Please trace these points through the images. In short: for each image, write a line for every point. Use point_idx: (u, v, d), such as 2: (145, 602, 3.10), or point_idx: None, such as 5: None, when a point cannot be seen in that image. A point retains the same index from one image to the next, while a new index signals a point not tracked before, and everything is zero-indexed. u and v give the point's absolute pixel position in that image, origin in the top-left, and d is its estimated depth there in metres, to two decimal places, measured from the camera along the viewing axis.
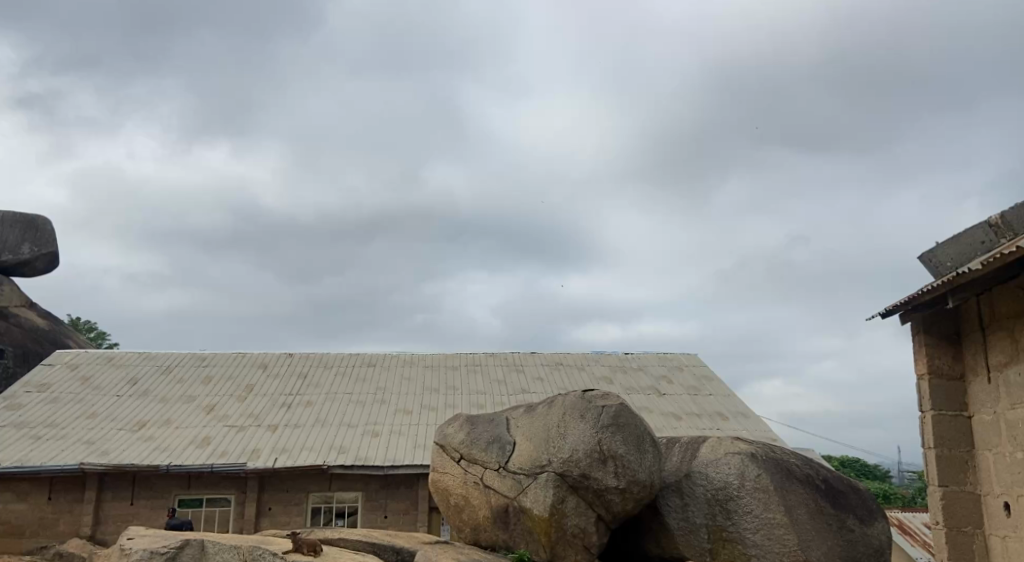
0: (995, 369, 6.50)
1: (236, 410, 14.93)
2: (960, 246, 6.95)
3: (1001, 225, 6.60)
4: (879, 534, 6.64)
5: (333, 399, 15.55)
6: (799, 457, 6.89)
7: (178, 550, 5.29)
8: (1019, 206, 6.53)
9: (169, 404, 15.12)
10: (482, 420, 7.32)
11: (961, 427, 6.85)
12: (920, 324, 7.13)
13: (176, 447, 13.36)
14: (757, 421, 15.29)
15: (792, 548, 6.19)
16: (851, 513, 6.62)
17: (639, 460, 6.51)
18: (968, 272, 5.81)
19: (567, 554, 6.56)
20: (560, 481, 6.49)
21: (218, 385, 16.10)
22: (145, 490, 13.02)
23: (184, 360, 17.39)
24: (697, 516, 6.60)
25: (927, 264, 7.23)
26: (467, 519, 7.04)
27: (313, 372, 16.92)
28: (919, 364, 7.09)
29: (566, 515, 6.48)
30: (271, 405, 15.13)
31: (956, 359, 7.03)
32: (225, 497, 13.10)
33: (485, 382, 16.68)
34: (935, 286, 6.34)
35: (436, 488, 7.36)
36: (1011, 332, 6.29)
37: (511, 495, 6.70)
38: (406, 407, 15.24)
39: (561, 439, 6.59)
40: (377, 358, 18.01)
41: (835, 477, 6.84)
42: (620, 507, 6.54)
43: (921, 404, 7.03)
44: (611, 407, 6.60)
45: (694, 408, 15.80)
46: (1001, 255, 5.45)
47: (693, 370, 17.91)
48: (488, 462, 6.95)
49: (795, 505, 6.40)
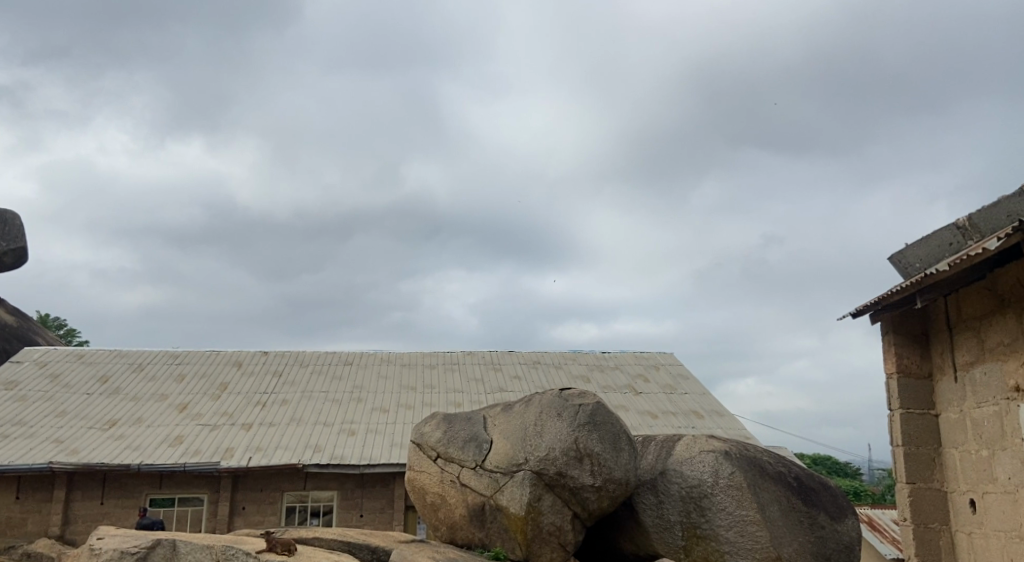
0: (962, 368, 6.63)
1: (209, 408, 14.76)
2: (929, 247, 7.07)
3: (968, 226, 6.73)
4: (849, 531, 6.74)
5: (309, 397, 15.45)
6: (771, 455, 6.98)
7: (149, 550, 5.23)
8: (986, 209, 6.65)
9: (141, 403, 14.92)
10: (458, 419, 7.33)
11: (929, 425, 6.98)
12: (889, 324, 7.26)
13: (148, 446, 13.18)
14: (732, 420, 15.45)
15: (765, 545, 6.26)
16: (822, 510, 6.72)
17: (615, 458, 6.56)
18: (936, 272, 5.91)
19: (542, 552, 6.59)
20: (536, 480, 6.51)
21: (192, 383, 15.91)
22: (116, 489, 12.85)
23: (156, 357, 17.18)
24: (671, 514, 6.65)
25: (896, 265, 7.35)
26: (444, 518, 7.03)
27: (289, 370, 16.80)
28: (888, 363, 7.22)
29: (542, 514, 6.50)
30: (245, 404, 14.99)
31: (925, 358, 7.16)
32: (198, 497, 12.98)
33: (463, 380, 16.67)
34: (904, 287, 6.44)
35: (412, 487, 7.34)
36: (977, 332, 6.43)
37: (487, 494, 6.71)
38: (383, 406, 15.18)
39: (538, 437, 6.61)
40: (354, 356, 17.92)
41: (807, 474, 6.94)
42: (595, 505, 6.59)
43: (890, 402, 7.15)
44: (588, 405, 6.65)
45: (669, 407, 15.93)
46: (967, 257, 5.53)
47: (668, 369, 18.05)
48: (464, 461, 6.96)
49: (767, 503, 6.48)
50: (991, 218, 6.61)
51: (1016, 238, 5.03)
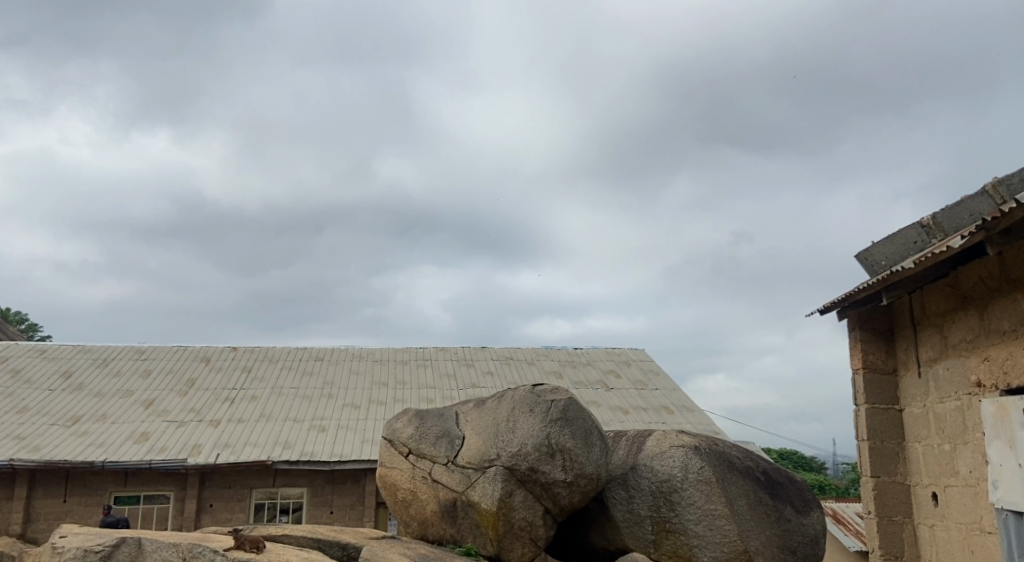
0: (926, 363, 6.76)
1: (176, 405, 14.53)
2: (895, 246, 7.18)
3: (933, 225, 6.85)
4: (815, 524, 6.84)
5: (278, 393, 15.28)
6: (740, 450, 7.06)
7: (114, 548, 5.14)
8: (950, 208, 6.77)
9: (106, 399, 14.65)
10: (431, 415, 7.30)
11: (893, 420, 7.11)
12: (856, 321, 7.38)
13: (113, 443, 12.93)
14: (702, 415, 15.60)
15: (733, 539, 6.32)
16: (788, 503, 6.82)
17: (586, 454, 6.58)
18: (902, 270, 5.99)
19: (514, 547, 6.60)
20: (508, 475, 6.51)
21: (158, 379, 15.65)
22: (80, 486, 12.61)
23: (121, 353, 16.87)
24: (641, 508, 6.69)
25: (864, 263, 7.44)
26: (415, 514, 7.00)
27: (258, 366, 16.61)
28: (854, 359, 7.34)
29: (514, 509, 6.50)
30: (213, 400, 14.78)
31: (890, 354, 7.30)
32: (164, 494, 12.79)
33: (435, 376, 16.62)
34: (870, 284, 6.54)
35: (384, 483, 7.30)
36: (940, 328, 6.57)
37: (459, 490, 6.69)
38: (354, 402, 15.07)
39: (510, 433, 6.60)
40: (325, 351, 17.78)
41: (773, 468, 7.04)
42: (567, 500, 6.61)
43: (856, 398, 7.27)
44: (560, 401, 6.64)
45: (640, 403, 16.02)
46: (932, 255, 5.61)
47: (640, 365, 18.17)
48: (436, 457, 6.93)
49: (736, 497, 6.55)
50: (955, 218, 6.74)
51: (978, 238, 5.12)
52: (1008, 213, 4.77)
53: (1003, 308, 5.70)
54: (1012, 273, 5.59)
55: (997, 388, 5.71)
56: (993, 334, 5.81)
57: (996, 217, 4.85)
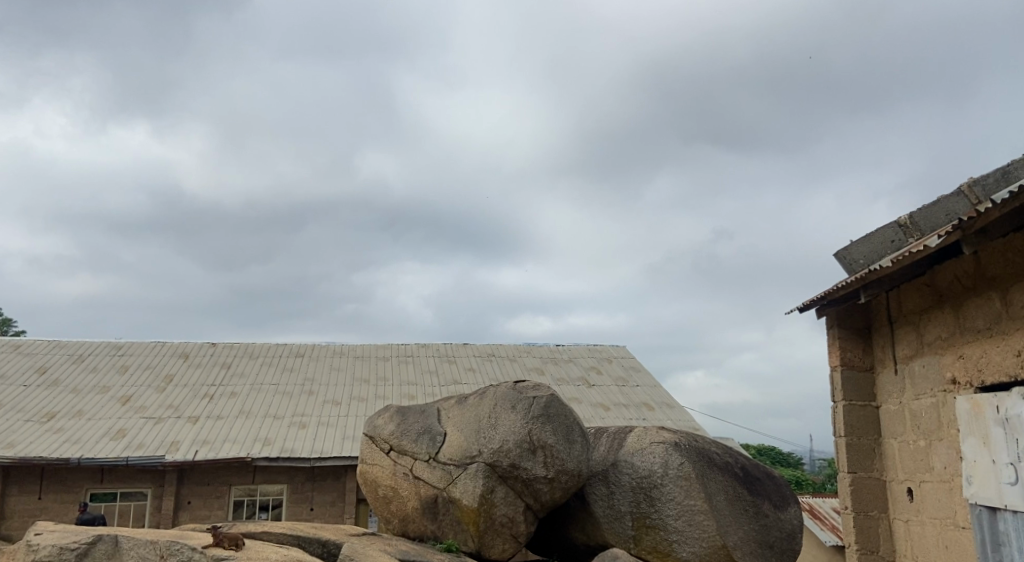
0: (902, 360, 6.85)
1: (154, 401, 14.38)
2: (872, 245, 7.26)
3: (910, 225, 6.94)
4: (792, 519, 6.91)
5: (259, 390, 15.17)
6: (719, 446, 7.11)
7: (90, 546, 5.08)
8: (926, 208, 6.86)
9: (82, 395, 14.46)
10: (412, 411, 7.28)
11: (871, 417, 7.19)
12: (834, 319, 7.46)
13: (89, 439, 12.77)
14: (682, 412, 15.72)
15: (712, 533, 6.38)
16: (766, 499, 6.88)
17: (567, 450, 6.59)
18: (880, 268, 6.05)
19: (494, 543, 6.61)
20: (489, 472, 6.51)
21: (135, 375, 15.48)
22: (55, 483, 12.45)
23: (97, 348, 16.67)
24: (622, 504, 6.73)
25: (842, 261, 7.45)
26: (396, 510, 6.99)
27: (238, 362, 16.48)
28: (832, 356, 7.42)
29: (495, 505, 6.51)
30: (192, 396, 14.65)
31: (867, 351, 7.38)
32: (141, 491, 12.65)
33: (417, 373, 16.59)
34: (849, 283, 6.60)
35: (364, 479, 7.29)
36: (916, 326, 6.65)
37: (440, 486, 6.68)
38: (335, 398, 15.00)
39: (492, 430, 6.60)
40: (306, 347, 17.68)
41: (752, 464, 7.10)
42: (548, 496, 6.63)
43: (834, 395, 7.35)
44: (542, 397, 6.66)
45: (621, 399, 16.12)
46: (909, 254, 5.67)
47: (621, 361, 18.26)
48: (417, 454, 6.91)
49: (715, 492, 6.61)
50: (931, 218, 6.83)
51: (955, 237, 5.18)
52: (983, 212, 4.82)
53: (978, 306, 5.78)
54: (987, 272, 5.67)
55: (972, 385, 5.80)
56: (968, 332, 5.90)
57: (972, 217, 4.91)
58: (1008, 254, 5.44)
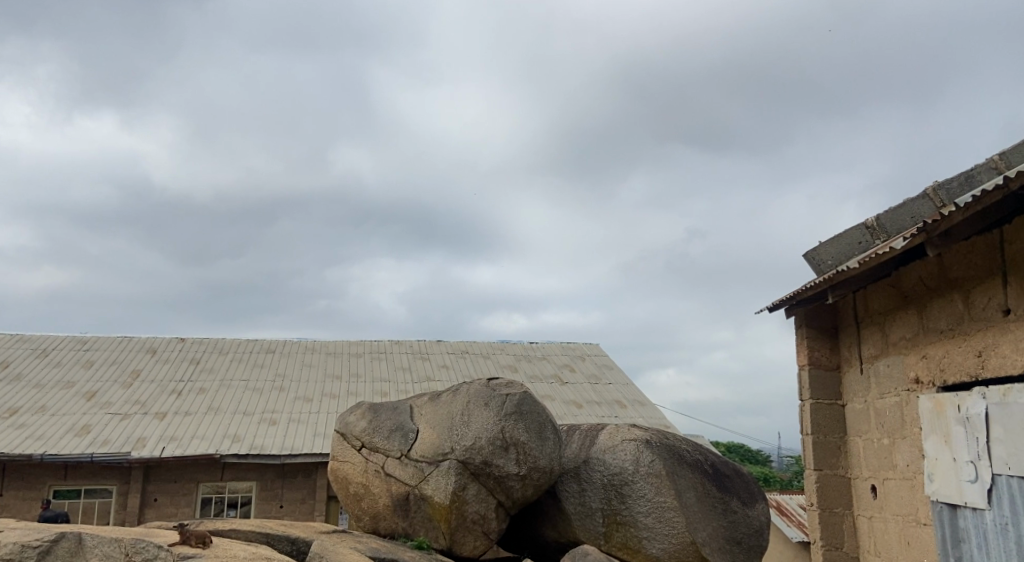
0: (868, 360, 6.97)
1: (120, 397, 14.14)
2: (840, 246, 7.37)
3: (876, 227, 7.07)
4: (760, 515, 7.01)
5: (228, 386, 15.01)
6: (689, 443, 7.18)
7: (52, 544, 4.93)
8: (893, 211, 7.00)
9: (45, 390, 14.18)
10: (385, 408, 7.25)
11: (837, 415, 7.32)
12: (803, 318, 7.57)
13: (52, 435, 12.53)
14: (654, 410, 15.86)
15: (681, 530, 6.44)
16: (735, 496, 6.97)
17: (540, 447, 6.61)
18: (848, 269, 6.14)
19: (466, 540, 6.61)
20: (461, 469, 6.50)
21: (101, 370, 15.21)
22: (17, 480, 12.22)
23: (62, 343, 16.34)
24: (593, 501, 6.77)
25: (810, 262, 7.56)
26: (367, 507, 6.96)
27: (207, 358, 16.27)
28: (800, 356, 7.53)
29: (466, 503, 6.50)
30: (159, 392, 14.44)
31: (834, 350, 7.50)
32: (106, 489, 12.46)
33: (390, 369, 16.53)
34: (816, 283, 6.70)
35: (335, 477, 7.24)
36: (881, 326, 6.78)
37: (412, 484, 6.66)
38: (306, 395, 14.89)
39: (464, 427, 6.60)
40: (277, 343, 17.53)
41: (721, 461, 7.17)
42: (519, 493, 6.64)
43: (802, 394, 7.46)
44: (515, 395, 6.67)
45: (594, 396, 16.20)
46: (875, 255, 5.76)
47: (594, 359, 18.34)
48: (389, 451, 6.89)
49: (685, 489, 6.67)
50: (897, 220, 6.97)
51: (919, 240, 5.27)
52: (947, 216, 4.91)
53: (941, 307, 5.90)
54: (950, 273, 5.79)
55: (934, 385, 5.92)
56: (931, 332, 6.02)
57: (936, 219, 5.00)
58: (970, 257, 5.57)
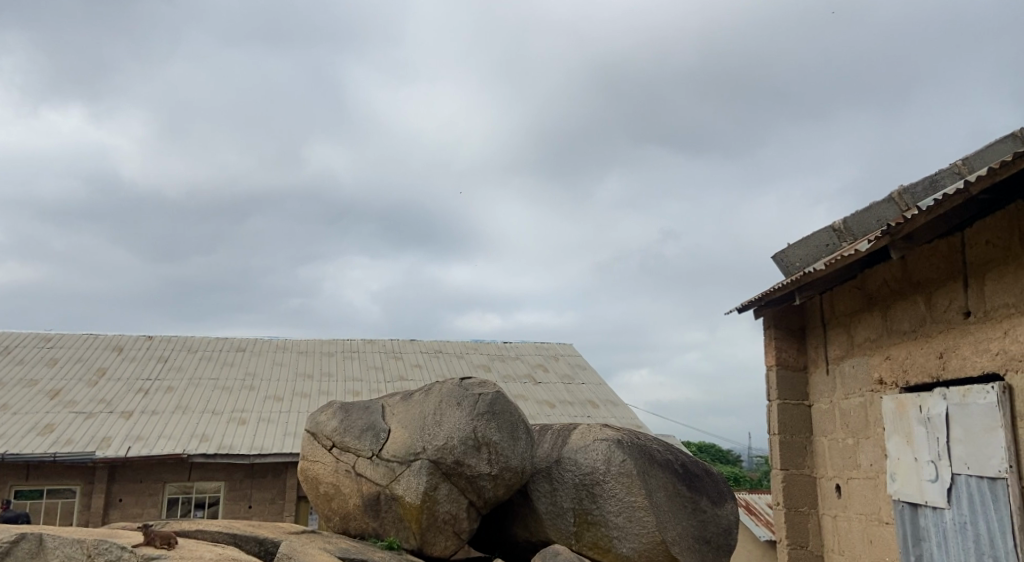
0: (834, 360, 7.07)
1: (85, 395, 13.89)
2: (808, 248, 7.47)
3: (843, 229, 7.18)
4: (728, 515, 7.08)
5: (197, 384, 14.82)
6: (661, 443, 7.22)
7: (12, 545, 4.88)
8: (859, 214, 7.11)
9: (7, 388, 13.89)
10: (356, 408, 7.21)
11: (803, 415, 7.42)
12: (771, 320, 7.66)
13: (14, 435, 12.26)
14: (626, 410, 15.95)
15: (651, 530, 6.48)
16: (704, 495, 7.02)
17: (512, 447, 6.60)
18: (814, 271, 6.22)
19: (437, 540, 6.59)
20: (433, 468, 6.47)
21: (65, 369, 14.91)
22: None
23: (25, 340, 16.00)
24: (564, 501, 6.79)
25: (779, 264, 7.65)
26: (337, 507, 6.91)
27: (175, 356, 16.04)
28: (769, 356, 7.63)
29: (438, 503, 6.48)
30: (125, 391, 14.20)
31: (802, 351, 7.60)
32: (69, 489, 12.23)
33: (362, 368, 16.43)
34: (784, 285, 6.78)
35: (306, 477, 7.17)
36: (847, 327, 6.88)
37: (383, 483, 6.62)
38: (277, 394, 14.74)
39: (436, 427, 6.58)
40: (247, 342, 17.33)
41: (691, 461, 7.22)
42: (491, 493, 6.63)
43: (769, 394, 7.55)
44: (487, 395, 6.66)
45: (566, 396, 16.25)
46: (841, 258, 5.84)
47: (567, 359, 18.40)
48: (361, 451, 6.84)
49: (655, 489, 6.71)
50: (864, 223, 7.09)
51: (884, 242, 5.35)
52: (910, 219, 4.99)
53: (905, 310, 6.00)
54: (913, 276, 5.89)
55: (897, 386, 6.02)
56: (894, 334, 6.12)
57: (900, 222, 5.07)
58: (932, 260, 5.67)
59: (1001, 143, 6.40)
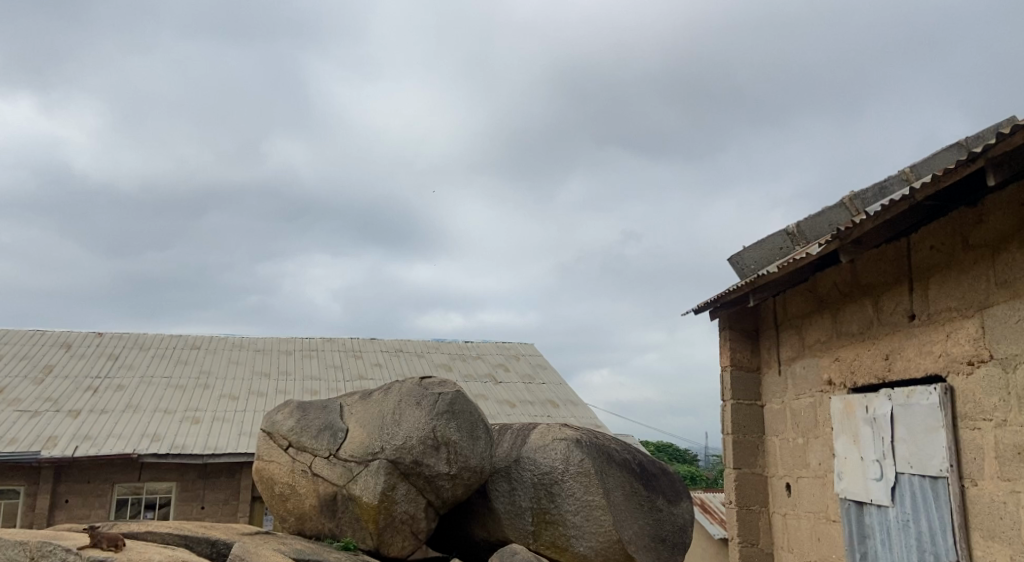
0: (786, 362, 7.21)
1: (31, 393, 13.47)
2: (763, 251, 7.60)
3: (797, 233, 7.33)
4: (683, 513, 7.17)
5: (149, 383, 14.49)
6: (619, 442, 7.27)
7: None
8: (812, 218, 7.27)
9: None
10: (314, 407, 7.12)
11: (755, 415, 7.55)
12: (726, 321, 7.77)
13: None
14: (586, 410, 16.05)
15: (608, 529, 6.54)
16: (661, 494, 7.11)
17: (471, 447, 6.60)
18: (768, 274, 6.33)
19: (394, 540, 6.54)
20: (391, 468, 6.43)
21: (10, 366, 14.44)
22: None
23: None
24: (523, 500, 6.81)
25: (734, 266, 7.77)
26: (292, 508, 6.82)
27: (127, 353, 15.66)
28: (723, 357, 7.74)
29: (396, 502, 6.44)
30: (73, 389, 13.81)
31: (755, 353, 7.73)
32: (13, 489, 11.85)
33: (320, 367, 16.25)
34: (739, 286, 6.89)
35: (261, 477, 7.06)
36: (799, 328, 7.02)
37: (340, 484, 6.55)
38: (232, 393, 14.49)
39: (395, 426, 6.54)
40: (202, 340, 17.00)
41: (648, 461, 7.30)
42: (449, 492, 6.61)
43: (724, 394, 7.67)
44: (447, 394, 6.64)
45: (527, 396, 16.29)
46: (793, 262, 5.97)
47: (528, 359, 18.45)
48: (317, 450, 6.76)
49: (613, 488, 6.77)
50: (816, 227, 7.25)
51: (834, 246, 5.47)
52: (859, 224, 5.11)
53: (854, 312, 6.15)
54: (862, 280, 6.04)
55: (845, 387, 6.17)
56: (843, 336, 6.26)
57: (849, 227, 5.20)
58: (880, 264, 5.83)
59: (946, 151, 6.60)
